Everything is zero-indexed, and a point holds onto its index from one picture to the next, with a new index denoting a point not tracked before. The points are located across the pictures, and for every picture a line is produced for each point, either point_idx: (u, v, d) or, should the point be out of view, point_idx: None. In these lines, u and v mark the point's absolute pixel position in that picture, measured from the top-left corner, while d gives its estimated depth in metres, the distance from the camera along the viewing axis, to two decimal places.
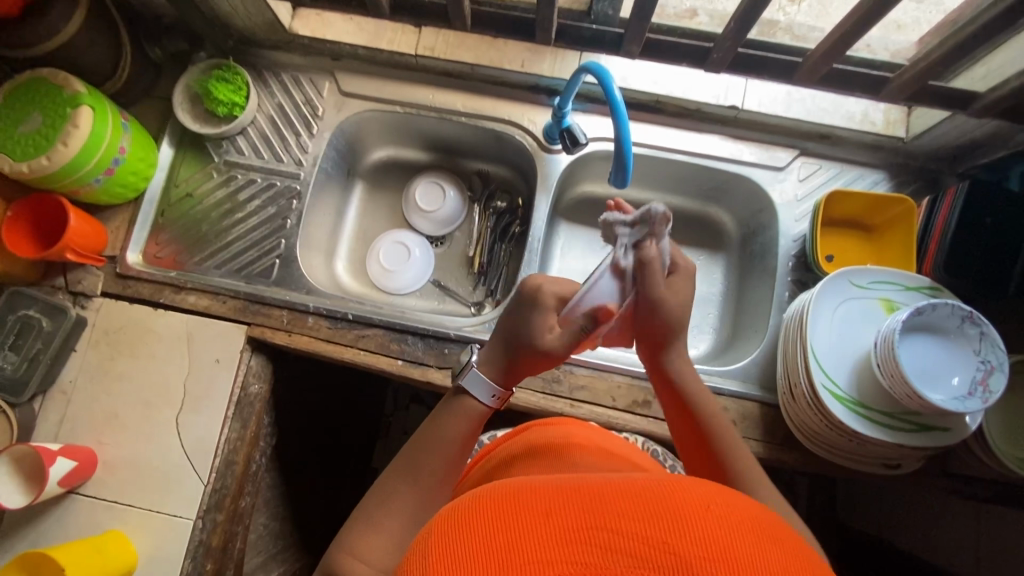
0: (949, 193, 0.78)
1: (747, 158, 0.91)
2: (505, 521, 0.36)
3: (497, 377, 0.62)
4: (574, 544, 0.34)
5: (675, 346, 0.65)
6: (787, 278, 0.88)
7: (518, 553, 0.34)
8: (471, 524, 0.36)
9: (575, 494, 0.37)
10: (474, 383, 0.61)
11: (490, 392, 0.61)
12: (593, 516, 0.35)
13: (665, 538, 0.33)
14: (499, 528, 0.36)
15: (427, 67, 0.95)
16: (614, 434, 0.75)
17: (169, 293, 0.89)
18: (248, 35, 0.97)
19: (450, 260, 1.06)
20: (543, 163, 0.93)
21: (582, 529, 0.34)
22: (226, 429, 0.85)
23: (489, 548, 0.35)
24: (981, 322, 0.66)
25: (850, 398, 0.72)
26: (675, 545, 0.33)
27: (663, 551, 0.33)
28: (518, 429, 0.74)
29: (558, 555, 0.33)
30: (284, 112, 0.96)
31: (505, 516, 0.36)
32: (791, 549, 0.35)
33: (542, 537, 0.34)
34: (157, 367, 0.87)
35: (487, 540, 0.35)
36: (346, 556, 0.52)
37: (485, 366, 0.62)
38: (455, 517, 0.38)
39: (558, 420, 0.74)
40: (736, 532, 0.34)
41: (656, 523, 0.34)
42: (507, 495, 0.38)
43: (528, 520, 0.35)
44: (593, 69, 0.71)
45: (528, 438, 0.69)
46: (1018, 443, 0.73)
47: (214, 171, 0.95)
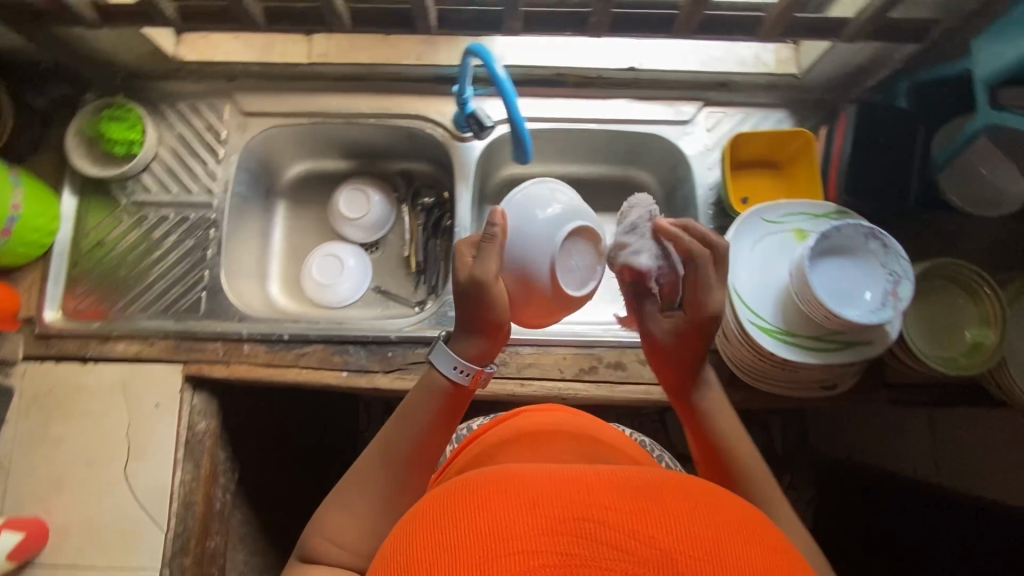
0: (841, 120, 0.81)
1: (654, 116, 0.93)
2: (494, 513, 0.37)
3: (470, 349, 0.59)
4: (560, 535, 0.35)
5: (704, 378, 0.64)
6: (709, 226, 0.90)
7: (503, 543, 0.35)
8: (461, 518, 0.38)
9: (562, 490, 0.38)
10: (443, 361, 0.58)
11: (455, 366, 0.58)
12: (580, 509, 0.36)
13: (650, 533, 0.35)
14: (487, 519, 0.37)
15: (325, 74, 0.93)
16: (592, 416, 0.76)
17: (95, 346, 0.86)
18: (135, 69, 0.93)
19: (387, 264, 1.06)
20: (458, 152, 0.93)
21: (570, 520, 0.35)
22: (179, 472, 0.83)
23: (475, 540, 0.35)
24: (882, 236, 0.69)
25: (777, 329, 0.74)
26: (658, 539, 0.35)
27: (647, 544, 0.34)
28: (505, 416, 0.75)
29: (543, 545, 0.34)
30: (186, 142, 0.93)
31: (496, 509, 0.37)
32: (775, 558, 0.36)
33: (527, 527, 0.35)
34: (95, 422, 0.84)
35: (474, 533, 0.36)
36: (316, 542, 0.53)
37: (459, 341, 0.60)
38: (446, 512, 0.39)
39: (542, 408, 0.75)
40: (718, 530, 0.36)
41: (643, 520, 0.36)
42: (502, 491, 0.39)
43: (516, 513, 0.37)
44: (477, 51, 0.71)
45: (509, 429, 0.69)
46: (939, 345, 0.77)
47: (123, 213, 0.92)
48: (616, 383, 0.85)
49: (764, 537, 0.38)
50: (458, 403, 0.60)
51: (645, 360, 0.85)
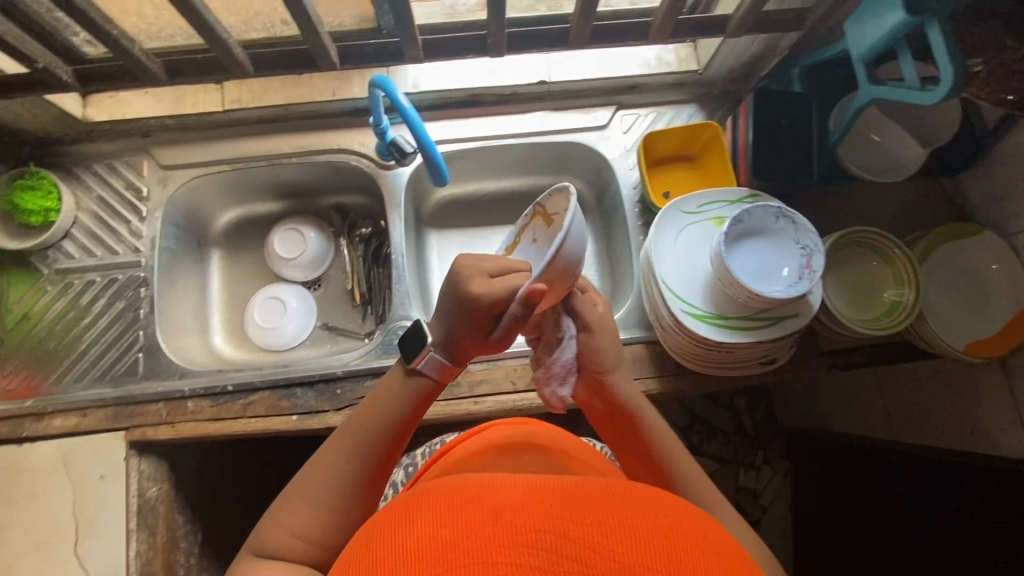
0: (742, 109, 0.85)
1: (571, 124, 0.96)
2: (459, 521, 0.37)
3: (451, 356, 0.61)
4: (522, 547, 0.35)
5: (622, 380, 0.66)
6: (637, 224, 0.93)
7: (464, 553, 0.35)
8: (427, 523, 0.38)
9: (527, 502, 0.38)
10: (428, 366, 0.61)
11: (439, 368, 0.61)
12: (544, 521, 0.36)
13: (612, 546, 0.36)
14: (451, 527, 0.37)
15: (241, 119, 0.93)
16: (563, 432, 0.76)
17: (31, 424, 0.83)
18: (43, 136, 0.91)
19: (332, 299, 1.05)
20: (385, 181, 0.94)
21: (531, 533, 0.36)
22: (133, 542, 0.80)
23: (437, 548, 0.36)
24: (790, 213, 0.73)
25: (709, 314, 0.77)
26: (620, 553, 0.35)
27: (609, 559, 0.35)
28: (478, 428, 0.75)
29: (503, 557, 0.35)
30: (107, 203, 0.92)
31: (461, 517, 0.37)
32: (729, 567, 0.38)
33: (490, 537, 0.36)
34: (37, 503, 0.80)
35: (437, 540, 0.36)
36: (270, 536, 0.54)
37: (443, 348, 0.60)
38: (412, 519, 0.39)
39: (514, 421, 0.76)
40: (678, 544, 0.37)
41: (608, 534, 0.36)
42: (469, 498, 0.39)
43: (480, 522, 0.37)
44: (379, 81, 0.72)
45: (478, 444, 0.70)
46: (861, 308, 0.81)
47: (47, 283, 0.90)
48: None
49: (723, 553, 0.39)
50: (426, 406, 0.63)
51: None
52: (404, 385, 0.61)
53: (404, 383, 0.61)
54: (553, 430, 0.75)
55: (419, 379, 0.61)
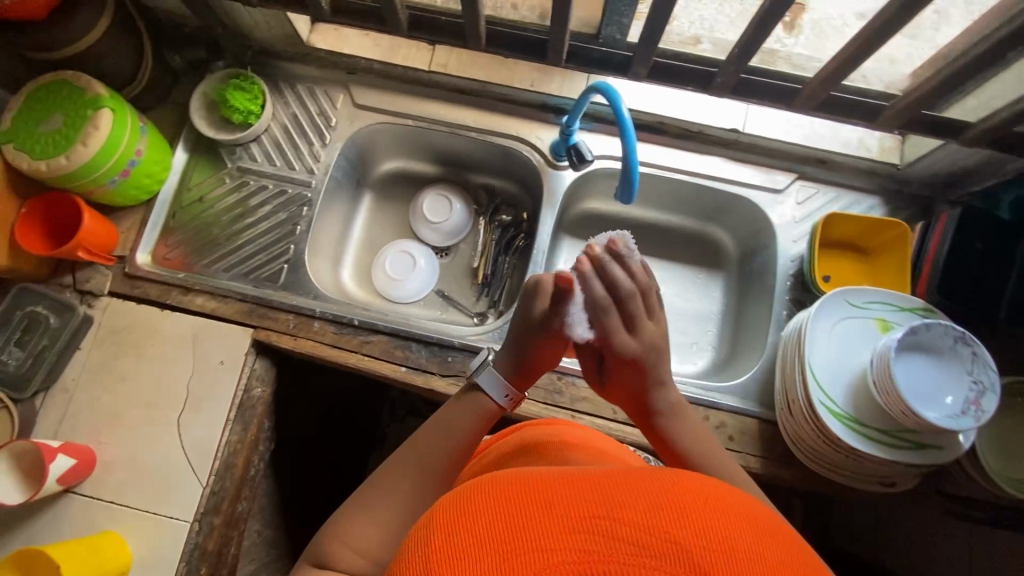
0: (941, 219, 0.81)
1: (747, 179, 0.94)
2: (508, 511, 0.38)
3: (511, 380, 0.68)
4: (576, 532, 0.36)
5: (663, 401, 0.66)
6: (785, 297, 0.90)
7: (519, 545, 0.36)
8: (477, 513, 0.39)
9: (576, 488, 0.39)
10: (490, 384, 0.66)
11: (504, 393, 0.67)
12: (596, 507, 0.37)
13: (664, 528, 0.35)
14: (502, 517, 0.38)
15: (439, 83, 0.98)
16: (604, 434, 0.76)
17: (176, 295, 0.90)
18: (267, 47, 0.99)
19: (454, 271, 1.08)
20: (549, 179, 0.96)
21: (585, 519, 0.36)
22: (228, 431, 0.85)
23: (496, 541, 0.36)
24: (973, 343, 0.69)
25: (847, 415, 0.73)
26: (674, 534, 0.35)
27: (665, 541, 0.35)
28: (515, 427, 0.76)
29: (560, 543, 0.35)
30: (298, 121, 0.98)
31: (510, 505, 0.38)
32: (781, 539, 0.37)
33: (545, 525, 0.36)
34: (160, 368, 0.87)
35: (489, 535, 0.37)
36: (335, 546, 0.54)
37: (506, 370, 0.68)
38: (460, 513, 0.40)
39: (553, 421, 0.76)
40: (733, 522, 0.37)
41: (658, 516, 0.36)
42: (514, 484, 0.40)
43: (531, 510, 0.37)
44: (602, 88, 0.74)
45: (519, 438, 0.70)
46: (1009, 464, 0.75)
47: (227, 176, 0.97)
48: None
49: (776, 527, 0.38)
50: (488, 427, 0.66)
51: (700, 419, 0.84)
52: (465, 400, 0.66)
53: (462, 401, 0.66)
54: (590, 433, 0.75)
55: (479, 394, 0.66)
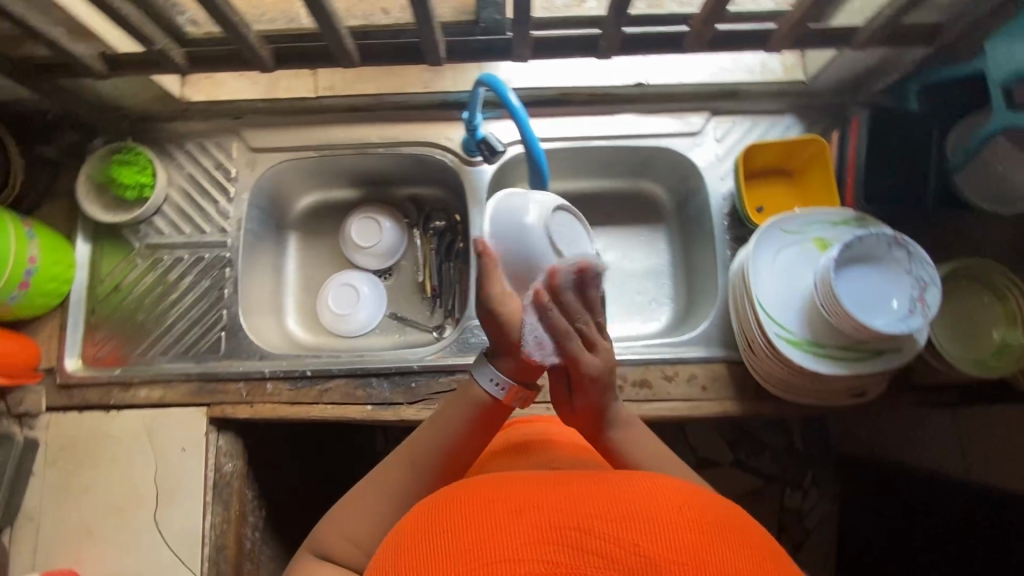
0: (853, 124, 0.81)
1: (663, 130, 0.93)
2: (483, 521, 0.41)
3: (508, 374, 0.62)
4: (545, 544, 0.39)
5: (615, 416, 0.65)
6: (726, 237, 0.90)
7: (491, 553, 0.39)
8: (455, 523, 0.42)
9: (550, 499, 0.42)
10: (485, 377, 0.62)
11: (492, 379, 0.62)
12: (565, 519, 0.40)
13: (631, 539, 0.39)
14: (477, 527, 0.41)
15: (331, 106, 0.93)
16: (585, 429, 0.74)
17: (118, 393, 0.86)
18: (141, 112, 0.93)
19: (401, 290, 1.06)
20: (469, 177, 0.93)
21: (559, 528, 0.40)
22: (209, 515, 0.83)
23: (477, 545, 0.40)
24: (907, 243, 0.69)
25: (805, 340, 0.74)
26: (640, 546, 0.39)
27: (629, 552, 0.38)
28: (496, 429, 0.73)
29: (527, 554, 0.39)
30: (197, 182, 0.93)
31: (494, 513, 0.42)
32: (753, 553, 0.40)
33: (517, 536, 0.40)
34: (122, 471, 0.84)
35: (463, 541, 0.40)
36: (330, 539, 0.55)
37: (498, 360, 0.63)
38: (449, 515, 0.43)
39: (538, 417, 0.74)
40: (696, 527, 0.40)
41: (622, 526, 0.40)
42: (500, 499, 0.43)
43: (506, 521, 0.41)
44: (488, 81, 0.72)
45: (500, 438, 0.68)
46: (969, 345, 0.77)
47: (137, 257, 0.92)
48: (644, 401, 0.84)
49: (740, 533, 0.41)
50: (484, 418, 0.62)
51: (671, 377, 0.84)
52: (459, 398, 0.63)
53: (454, 402, 0.63)
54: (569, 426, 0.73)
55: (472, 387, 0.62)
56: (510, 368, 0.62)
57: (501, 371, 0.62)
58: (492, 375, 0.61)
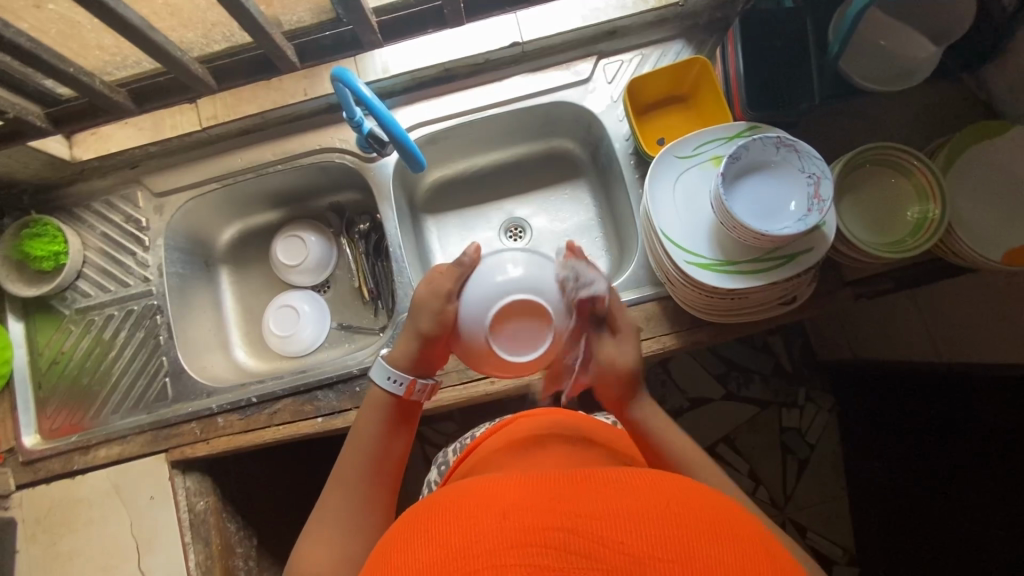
0: (730, 36, 0.79)
1: (553, 84, 0.92)
2: (466, 525, 0.38)
3: (406, 368, 0.69)
4: (530, 546, 0.35)
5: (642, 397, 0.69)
6: (635, 176, 0.89)
7: (471, 558, 0.35)
8: (439, 530, 0.38)
9: (536, 498, 0.38)
10: (382, 376, 0.68)
11: (388, 376, 0.67)
12: (551, 518, 0.36)
13: (619, 539, 0.35)
14: (460, 534, 0.37)
15: (223, 134, 0.93)
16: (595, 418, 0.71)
17: (79, 457, 0.88)
18: (40, 182, 0.93)
19: (343, 299, 1.06)
20: (372, 174, 0.92)
21: (539, 529, 0.36)
22: (191, 554, 0.84)
23: (450, 552, 0.36)
24: (792, 142, 0.68)
25: (717, 261, 0.73)
26: (628, 544, 0.35)
27: (616, 552, 0.35)
28: (500, 425, 0.71)
29: (511, 558, 0.34)
30: (111, 238, 0.94)
31: (469, 514, 0.39)
32: (754, 552, 0.37)
33: (499, 538, 0.36)
34: (98, 531, 0.85)
35: (446, 549, 0.37)
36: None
37: (397, 361, 0.69)
38: (425, 524, 0.40)
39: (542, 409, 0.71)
40: (688, 527, 0.37)
41: (612, 526, 0.36)
42: (477, 500, 0.40)
43: (486, 522, 0.37)
44: (340, 77, 0.71)
45: (500, 438, 0.66)
46: (883, 231, 0.76)
47: (71, 323, 0.93)
48: None
49: (738, 535, 0.38)
50: (400, 415, 0.68)
51: None
52: (370, 407, 0.68)
53: (370, 413, 0.67)
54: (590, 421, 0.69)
55: (380, 392, 0.68)
56: (405, 363, 0.69)
57: (396, 368, 0.68)
58: (389, 372, 0.67)
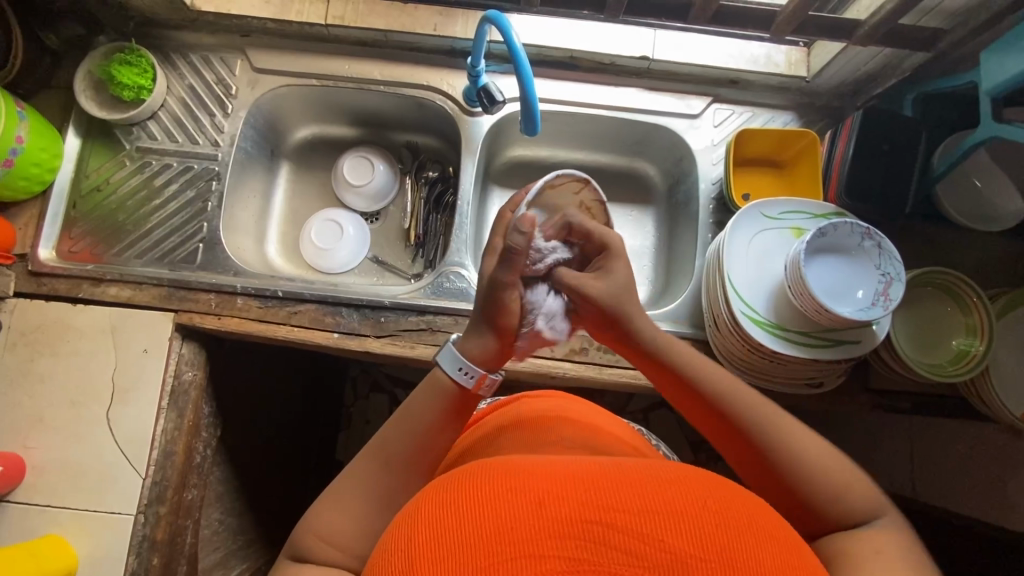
0: (847, 124, 0.82)
1: (663, 108, 0.94)
2: (499, 506, 0.36)
3: (477, 356, 0.58)
4: (569, 537, 0.34)
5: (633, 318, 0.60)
6: (709, 220, 0.91)
7: (509, 546, 0.34)
8: (469, 508, 0.37)
9: (570, 485, 0.37)
10: (447, 361, 0.57)
11: (460, 366, 0.57)
12: (586, 510, 0.35)
13: (659, 536, 0.34)
14: (491, 516, 0.36)
15: (341, 37, 0.93)
16: (603, 411, 0.77)
17: (87, 288, 0.86)
18: (149, 15, 0.93)
19: (386, 235, 1.06)
20: (466, 127, 0.93)
21: (577, 521, 0.35)
22: (161, 420, 0.83)
23: (483, 536, 0.35)
24: (878, 236, 0.70)
25: (769, 322, 0.75)
26: (668, 542, 0.34)
27: (657, 548, 0.34)
28: (504, 401, 0.74)
29: (551, 549, 0.34)
30: (196, 93, 0.93)
31: (496, 497, 0.37)
32: (792, 553, 0.36)
33: (532, 529, 0.34)
34: (82, 364, 0.83)
35: (477, 532, 0.35)
36: (310, 541, 0.50)
37: (463, 344, 0.59)
38: (451, 500, 0.38)
39: (542, 393, 0.75)
40: (727, 527, 0.35)
41: (652, 523, 0.35)
42: (503, 478, 0.38)
43: (521, 508, 0.36)
44: (493, 18, 0.70)
45: (504, 415, 0.67)
46: (923, 351, 0.79)
47: (127, 158, 0.92)
48: (605, 366, 0.85)
49: (778, 538, 0.37)
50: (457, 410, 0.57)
51: None
52: (431, 387, 0.57)
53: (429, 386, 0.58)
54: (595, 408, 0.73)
55: (441, 377, 0.57)
56: (478, 356, 0.58)
57: (470, 361, 0.58)
58: (462, 363, 0.56)
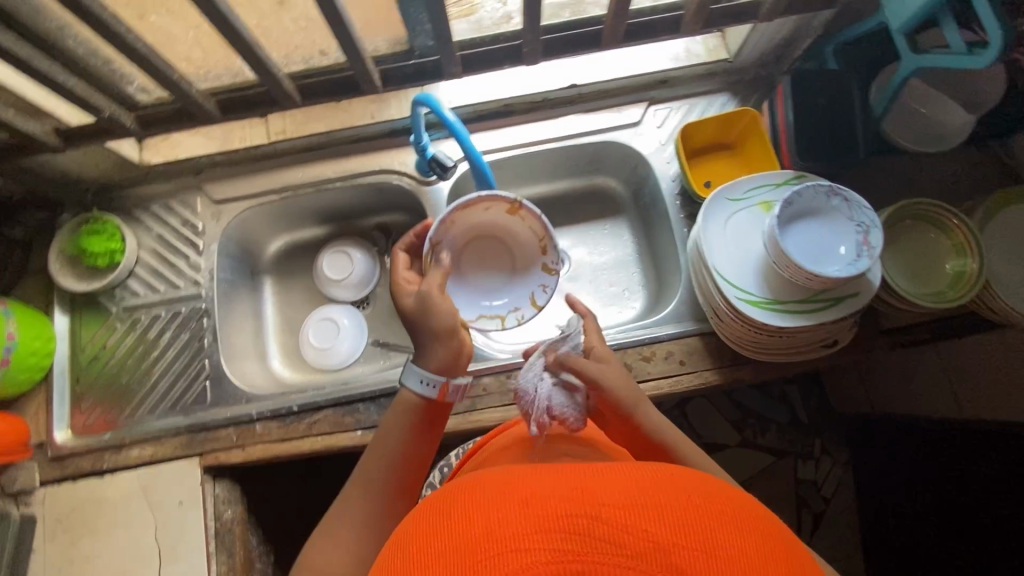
0: (779, 91, 0.84)
1: (605, 125, 0.97)
2: (486, 510, 0.34)
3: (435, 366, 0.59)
4: (554, 532, 0.31)
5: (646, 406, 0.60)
6: (680, 215, 0.93)
7: (493, 542, 0.31)
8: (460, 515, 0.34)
9: (557, 486, 0.34)
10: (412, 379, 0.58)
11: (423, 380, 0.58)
12: (573, 506, 0.32)
13: (642, 525, 0.31)
14: (482, 518, 0.33)
15: (287, 149, 0.97)
16: None
17: (109, 456, 0.86)
18: (105, 181, 0.96)
19: (381, 317, 1.07)
20: (427, 197, 0.96)
21: (564, 516, 0.32)
22: (213, 565, 0.82)
23: (471, 537, 0.32)
24: (841, 191, 0.72)
25: (766, 299, 0.76)
26: (652, 531, 0.31)
27: (640, 539, 0.30)
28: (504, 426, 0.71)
29: (534, 543, 0.30)
30: (165, 239, 0.96)
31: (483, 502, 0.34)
32: (773, 542, 0.33)
33: (516, 525, 0.32)
34: (121, 533, 0.83)
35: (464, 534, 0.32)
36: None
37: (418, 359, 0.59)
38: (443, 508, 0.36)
39: None
40: (711, 518, 0.32)
41: (636, 513, 0.32)
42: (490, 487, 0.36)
43: (506, 509, 0.33)
44: (424, 100, 0.73)
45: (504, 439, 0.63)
46: (922, 282, 0.80)
47: (117, 320, 0.94)
48: None
49: (760, 526, 0.34)
50: (433, 420, 0.59)
51: (649, 357, 0.84)
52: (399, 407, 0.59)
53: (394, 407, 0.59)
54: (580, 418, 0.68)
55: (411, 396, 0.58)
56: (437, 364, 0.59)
57: (432, 371, 0.58)
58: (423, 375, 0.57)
